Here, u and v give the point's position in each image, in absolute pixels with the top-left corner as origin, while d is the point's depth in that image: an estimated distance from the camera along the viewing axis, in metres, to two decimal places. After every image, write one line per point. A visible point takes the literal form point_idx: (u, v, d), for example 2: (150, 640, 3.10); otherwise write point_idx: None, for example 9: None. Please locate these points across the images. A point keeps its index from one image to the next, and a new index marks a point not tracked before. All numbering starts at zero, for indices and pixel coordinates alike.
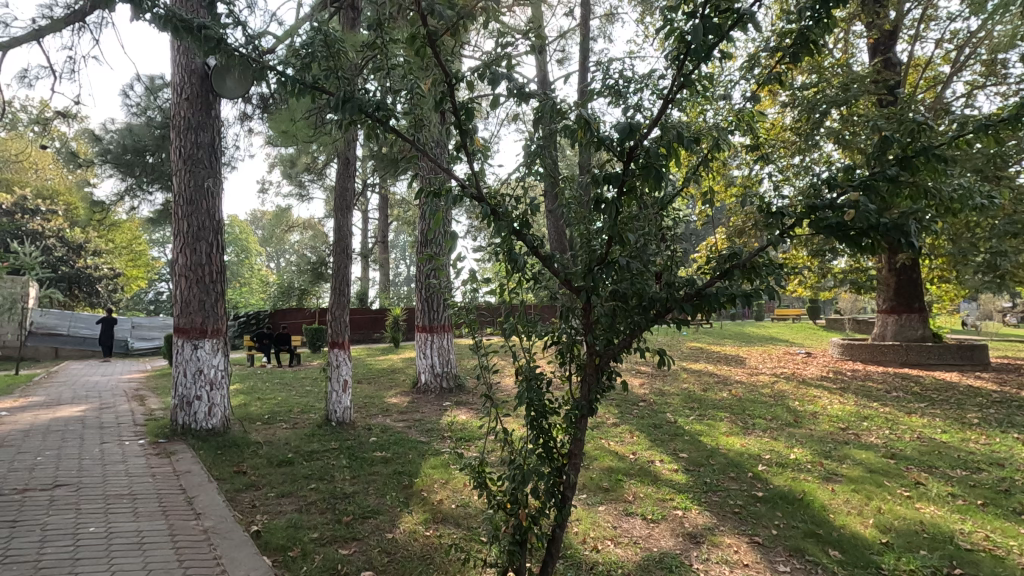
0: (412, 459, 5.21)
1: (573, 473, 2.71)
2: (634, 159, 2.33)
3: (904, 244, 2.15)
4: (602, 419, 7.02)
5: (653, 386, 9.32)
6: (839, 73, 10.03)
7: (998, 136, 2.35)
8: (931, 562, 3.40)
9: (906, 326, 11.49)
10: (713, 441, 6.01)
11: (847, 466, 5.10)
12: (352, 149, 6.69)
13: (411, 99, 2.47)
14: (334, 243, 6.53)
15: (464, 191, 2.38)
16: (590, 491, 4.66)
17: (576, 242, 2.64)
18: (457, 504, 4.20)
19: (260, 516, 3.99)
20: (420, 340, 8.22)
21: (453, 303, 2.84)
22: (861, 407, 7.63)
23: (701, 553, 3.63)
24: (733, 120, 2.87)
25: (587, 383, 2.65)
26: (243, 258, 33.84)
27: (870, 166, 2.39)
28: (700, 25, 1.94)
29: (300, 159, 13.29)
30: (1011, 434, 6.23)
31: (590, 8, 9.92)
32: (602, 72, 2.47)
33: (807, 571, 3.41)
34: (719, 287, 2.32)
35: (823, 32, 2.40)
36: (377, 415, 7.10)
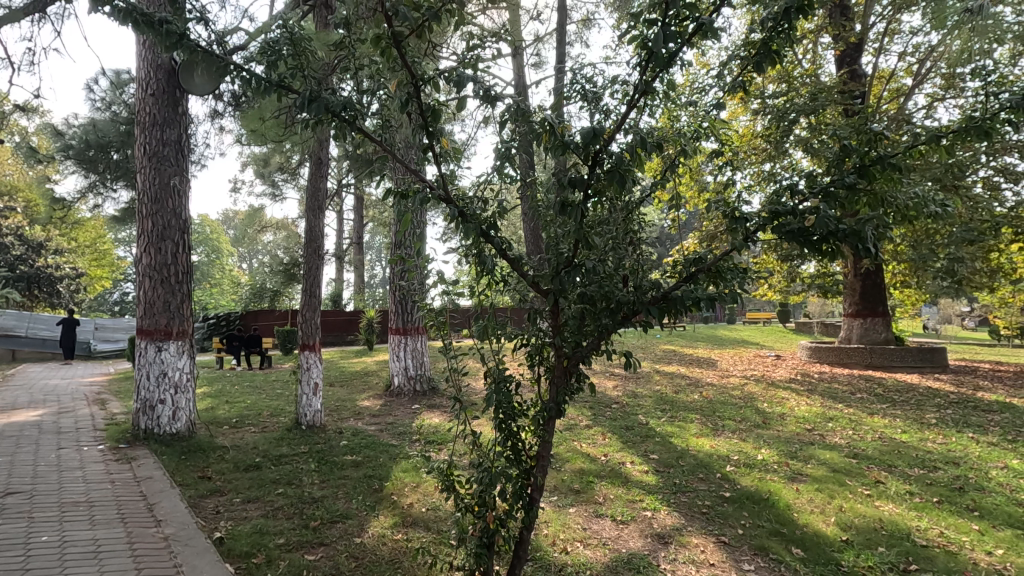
0: (384, 463, 5.16)
1: (541, 475, 2.73)
2: (601, 163, 2.35)
3: (861, 249, 2.21)
4: (576, 421, 7.07)
5: (626, 388, 9.41)
6: (808, 83, 10.31)
7: (952, 146, 2.43)
8: (888, 559, 3.50)
9: (870, 329, 11.83)
10: (683, 443, 6.10)
11: (811, 466, 5.22)
12: (325, 149, 6.62)
13: (379, 100, 2.45)
14: (306, 244, 6.43)
15: (431, 192, 2.37)
16: (562, 492, 4.69)
17: (546, 246, 2.65)
18: (428, 508, 4.17)
19: (223, 522, 3.90)
20: (393, 342, 8.15)
21: (423, 305, 2.82)
22: (827, 408, 7.83)
23: (669, 553, 3.67)
24: (701, 127, 2.93)
25: (556, 385, 2.66)
26: (213, 259, 33.12)
27: (830, 174, 2.46)
28: (663, 32, 1.97)
29: (274, 158, 13.08)
30: (966, 434, 6.46)
31: (567, 13, 10.01)
32: (570, 77, 2.50)
33: (771, 569, 3.48)
34: (685, 291, 2.35)
35: (786, 42, 2.46)
36: (349, 418, 7.01)
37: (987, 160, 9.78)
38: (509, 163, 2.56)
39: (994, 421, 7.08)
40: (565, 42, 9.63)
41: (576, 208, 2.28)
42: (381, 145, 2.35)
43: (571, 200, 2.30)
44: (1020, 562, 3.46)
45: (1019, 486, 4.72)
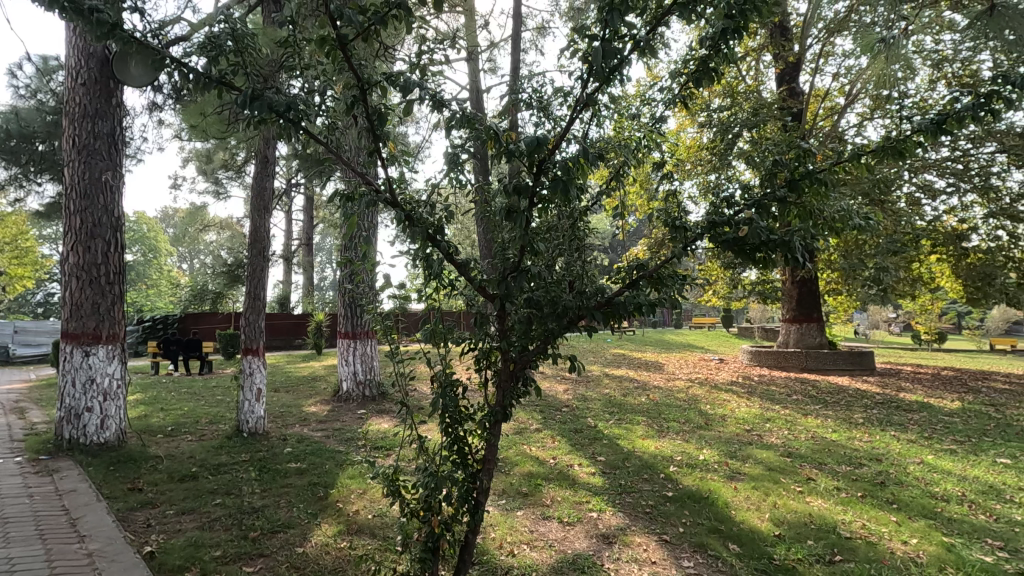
0: (330, 470, 5.04)
1: (487, 478, 2.75)
2: (545, 172, 2.41)
3: (790, 258, 2.36)
4: (525, 425, 7.11)
5: (576, 391, 9.55)
6: (750, 99, 10.81)
7: (870, 164, 2.60)
8: (815, 551, 3.71)
9: (806, 334, 12.47)
10: (630, 445, 6.24)
11: (749, 466, 5.44)
12: (272, 148, 6.43)
13: (325, 101, 2.42)
14: (249, 244, 6.22)
15: (378, 195, 2.35)
16: (510, 496, 4.71)
17: (495, 250, 2.69)
18: (374, 514, 4.11)
19: (155, 536, 3.72)
20: (342, 347, 7.98)
21: (370, 309, 2.77)
22: (765, 410, 8.19)
23: (612, 553, 3.76)
24: (645, 139, 3.05)
25: (502, 389, 2.69)
26: (150, 259, 31.39)
27: (763, 188, 2.61)
28: (600, 48, 2.05)
29: (218, 155, 12.57)
30: (889, 432, 6.91)
31: (522, 21, 10.09)
32: (517, 87, 2.56)
33: (708, 565, 3.62)
34: (628, 296, 2.44)
35: (721, 62, 2.59)
36: (294, 425, 6.81)
37: (909, 176, 10.53)
38: (456, 168, 2.58)
39: (913, 420, 7.60)
40: (520, 49, 9.73)
41: (521, 214, 2.32)
42: (325, 146, 2.32)
43: (516, 206, 2.34)
44: (930, 549, 3.73)
45: (933, 479, 5.10)
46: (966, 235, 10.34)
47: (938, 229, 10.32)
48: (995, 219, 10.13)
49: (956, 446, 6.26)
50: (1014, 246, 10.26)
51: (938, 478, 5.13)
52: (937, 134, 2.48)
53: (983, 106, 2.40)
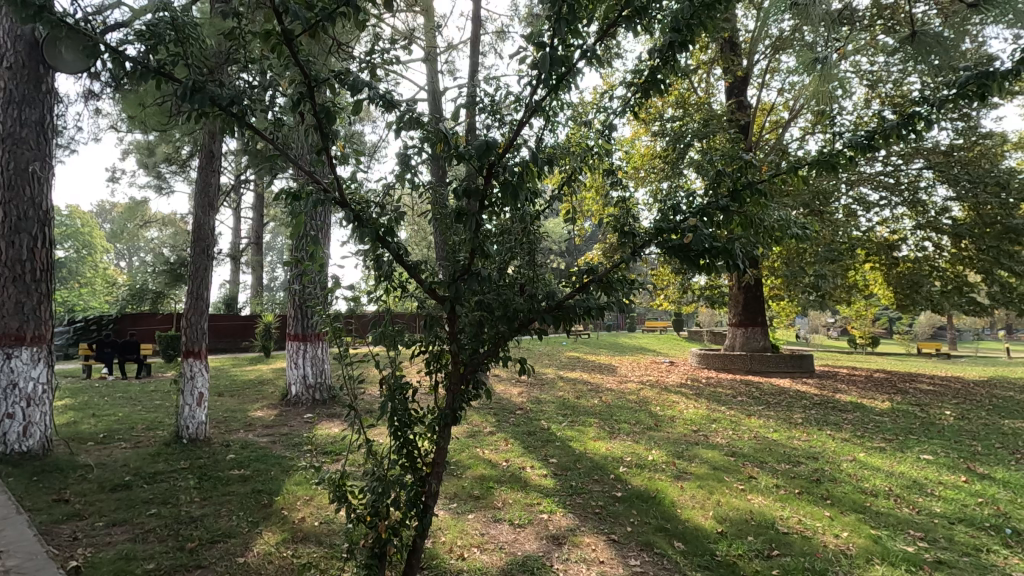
0: (275, 476, 4.88)
1: (436, 482, 2.73)
2: (495, 176, 2.43)
3: (731, 264, 2.46)
4: (479, 428, 7.11)
5: (531, 394, 9.61)
6: (701, 110, 11.19)
7: (805, 177, 2.74)
8: (755, 547, 3.86)
9: (751, 338, 12.97)
10: (582, 446, 6.32)
11: (695, 465, 5.62)
12: (218, 143, 6.19)
13: (270, 97, 2.36)
14: (193, 241, 5.96)
15: (326, 194, 2.30)
16: (461, 499, 4.68)
17: (446, 252, 2.68)
18: (320, 521, 4.00)
19: (81, 550, 3.50)
20: (291, 349, 7.73)
21: (318, 310, 2.70)
22: (711, 411, 8.47)
23: (562, 553, 3.80)
24: (597, 146, 3.12)
25: (452, 392, 2.68)
26: (84, 256, 29.59)
27: (708, 197, 2.70)
28: (548, 55, 2.10)
29: (160, 148, 11.99)
30: (825, 432, 7.27)
31: (481, 23, 10.10)
32: (469, 91, 2.57)
33: (654, 563, 3.70)
34: (578, 300, 2.48)
35: (668, 74, 2.68)
36: (238, 430, 6.55)
37: (845, 189, 11.15)
38: (408, 170, 2.57)
39: (847, 419, 8.02)
40: (479, 51, 9.73)
41: (471, 218, 2.33)
42: (271, 143, 2.25)
43: (467, 209, 2.35)
44: (859, 542, 3.94)
45: (863, 476, 5.39)
46: (896, 246, 11.01)
47: (872, 239, 10.96)
48: (922, 231, 10.83)
49: (885, 444, 6.65)
50: (939, 257, 11.00)
51: (868, 474, 5.44)
52: (866, 149, 2.64)
53: (907, 125, 2.57)
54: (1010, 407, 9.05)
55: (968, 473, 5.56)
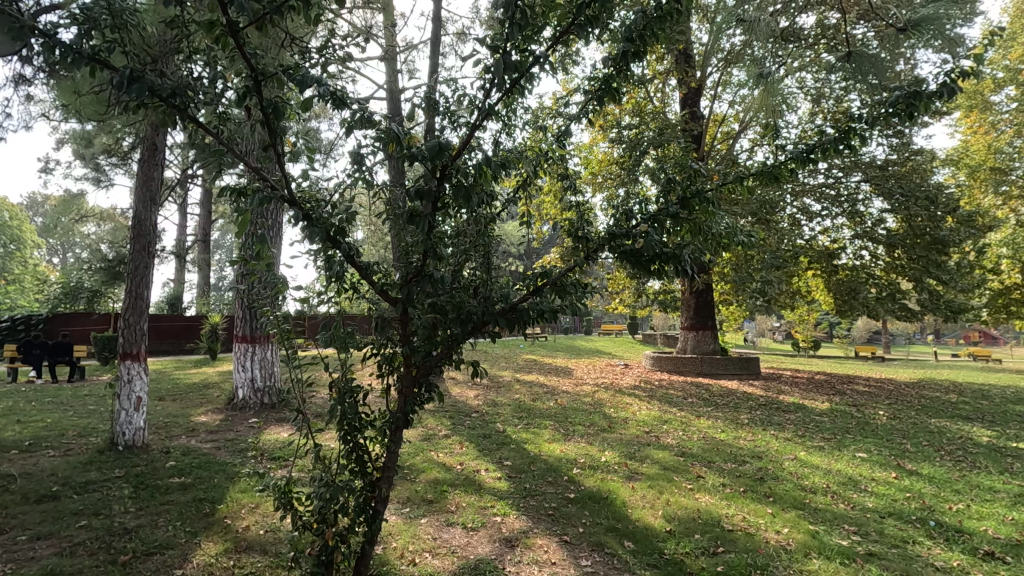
0: (219, 484, 4.68)
1: (386, 486, 2.70)
2: (448, 178, 2.42)
3: (680, 269, 2.54)
4: (434, 431, 7.04)
5: (487, 396, 9.60)
6: (657, 119, 11.47)
7: (749, 187, 2.85)
8: (701, 544, 3.97)
9: (702, 341, 13.37)
10: (536, 449, 6.36)
11: (646, 466, 5.73)
12: (161, 135, 5.88)
13: (215, 90, 2.27)
14: (132, 238, 5.64)
15: (274, 192, 2.23)
16: (414, 504, 4.62)
17: (399, 254, 2.66)
18: (266, 529, 3.88)
19: (0, 567, 3.26)
20: (239, 351, 7.45)
21: (266, 311, 2.61)
22: (663, 412, 8.68)
23: (515, 556, 3.80)
24: (553, 151, 3.16)
25: (404, 396, 2.64)
26: (11, 251, 27.66)
27: (659, 203, 2.77)
28: (501, 62, 2.12)
29: (98, 138, 11.34)
30: (770, 431, 7.57)
31: (441, 24, 10.03)
32: (424, 91, 2.55)
33: (605, 563, 3.76)
34: (531, 303, 2.50)
35: (621, 82, 2.72)
36: (180, 436, 6.25)
37: (790, 199, 11.67)
38: (360, 169, 2.53)
39: (790, 419, 8.39)
40: (439, 52, 9.69)
41: (424, 219, 2.31)
42: (215, 137, 2.16)
43: (420, 211, 2.34)
44: (798, 537, 4.11)
45: (804, 474, 5.63)
46: (836, 254, 11.58)
47: (813, 248, 11.50)
48: (860, 241, 11.44)
49: (823, 442, 6.98)
50: (874, 265, 11.60)
51: (807, 472, 5.69)
52: (807, 161, 2.77)
53: (844, 140, 2.74)
54: (937, 407, 9.65)
55: (898, 469, 5.90)
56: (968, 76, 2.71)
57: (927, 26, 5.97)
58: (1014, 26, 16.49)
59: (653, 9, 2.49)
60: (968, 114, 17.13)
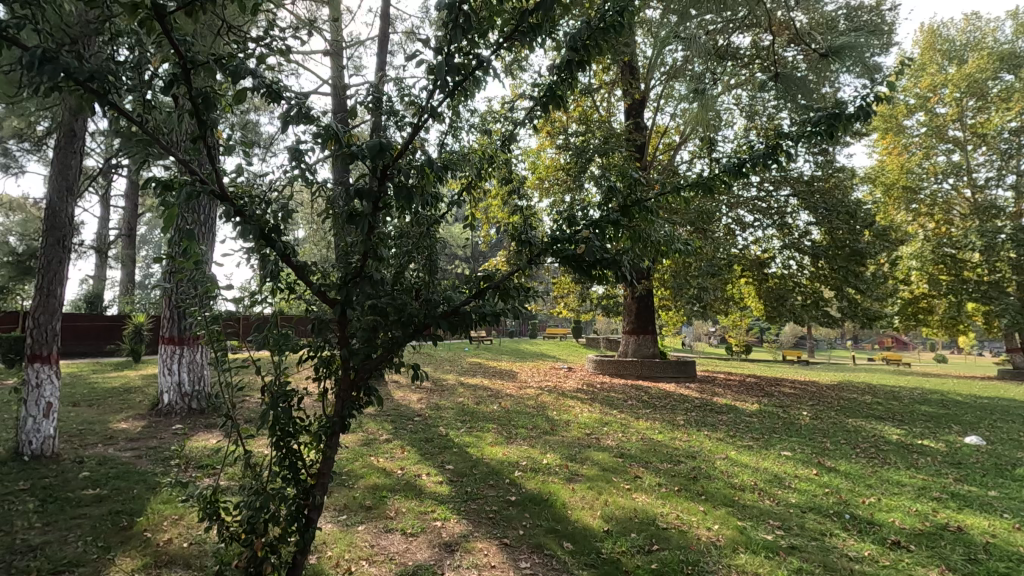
0: (139, 495, 4.40)
1: (321, 494, 2.62)
2: (389, 179, 2.37)
3: (620, 275, 2.60)
4: (375, 435, 6.88)
5: (430, 400, 9.50)
6: (602, 128, 11.76)
7: (686, 198, 2.95)
8: (637, 543, 4.08)
9: (642, 345, 13.76)
10: (479, 452, 6.34)
11: (586, 467, 5.85)
12: (81, 122, 5.47)
13: (140, 77, 2.13)
14: (45, 231, 5.18)
15: (203, 187, 2.10)
16: (351, 511, 4.50)
17: (339, 256, 2.58)
18: (190, 542, 3.67)
19: None
20: (164, 354, 7.03)
21: (193, 312, 2.47)
22: (604, 415, 8.87)
23: (455, 561, 3.78)
24: (499, 155, 3.17)
25: (340, 401, 2.56)
26: None
27: (601, 209, 2.82)
28: (444, 64, 2.12)
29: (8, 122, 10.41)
30: (704, 432, 7.88)
31: (390, 21, 9.87)
32: (367, 90, 2.50)
33: (543, 565, 3.79)
34: (473, 306, 2.47)
35: (566, 89, 2.76)
36: (96, 445, 5.83)
37: (725, 210, 12.24)
38: (300, 166, 2.43)
39: (722, 420, 8.78)
40: (387, 50, 9.55)
41: (364, 219, 2.26)
42: (139, 126, 2.02)
43: (359, 211, 2.28)
44: (727, 533, 4.30)
45: (733, 472, 5.90)
46: (766, 263, 12.18)
47: (746, 257, 12.10)
48: (788, 251, 12.13)
49: (752, 442, 7.35)
50: (800, 274, 12.29)
51: (737, 470, 5.96)
52: (738, 175, 2.91)
53: (772, 156, 2.89)
54: (854, 408, 10.36)
55: (819, 466, 6.28)
56: (883, 101, 2.92)
57: (848, 52, 6.41)
58: (924, 58, 18.04)
59: (597, 20, 2.54)
60: (884, 136, 18.55)
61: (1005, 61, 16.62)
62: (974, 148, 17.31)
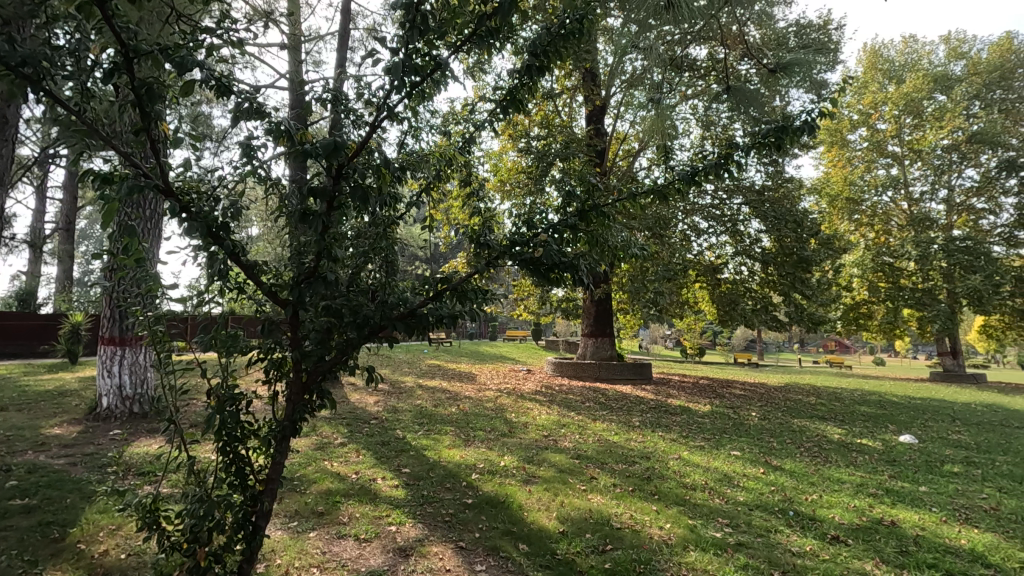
0: (72, 505, 4.15)
1: (269, 500, 2.54)
2: (344, 178, 2.34)
3: (577, 279, 2.63)
4: (329, 439, 6.73)
5: (387, 403, 9.36)
6: (563, 133, 11.91)
7: (642, 205, 3.01)
8: (591, 543, 4.13)
9: (600, 347, 13.97)
10: (435, 455, 6.29)
11: (543, 469, 5.89)
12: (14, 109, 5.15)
13: (79, 63, 2.03)
14: None
15: (147, 182, 2.01)
16: (302, 517, 4.38)
17: (292, 255, 2.52)
18: (128, 553, 3.50)
19: None
20: (103, 355, 6.68)
21: (135, 312, 2.36)
22: (561, 417, 8.94)
23: (408, 566, 3.73)
24: (459, 156, 3.17)
25: (290, 404, 2.50)
26: None
27: (560, 214, 2.85)
28: (401, 63, 2.11)
29: None
30: (657, 433, 8.06)
31: (351, 16, 9.70)
32: (324, 87, 2.46)
33: (499, 567, 3.79)
34: (431, 308, 2.44)
35: (526, 93, 2.77)
36: (24, 452, 5.46)
37: (682, 216, 12.58)
38: (252, 162, 2.36)
39: (676, 421, 9.00)
40: (347, 46, 9.40)
41: (318, 219, 2.21)
42: (77, 116, 1.92)
43: (313, 209, 2.23)
44: (679, 532, 4.41)
45: (685, 472, 6.06)
46: (720, 268, 12.57)
47: (700, 262, 12.47)
48: (740, 257, 12.56)
49: (703, 442, 7.57)
50: (751, 279, 12.73)
51: (689, 470, 6.12)
52: (691, 184, 2.99)
53: (724, 165, 2.97)
54: (800, 409, 10.80)
55: (765, 465, 6.51)
56: (827, 117, 3.05)
57: (796, 69, 6.69)
58: (866, 76, 19.06)
59: (557, 27, 2.58)
60: (830, 150, 19.48)
61: (938, 82, 17.74)
62: (910, 163, 18.36)
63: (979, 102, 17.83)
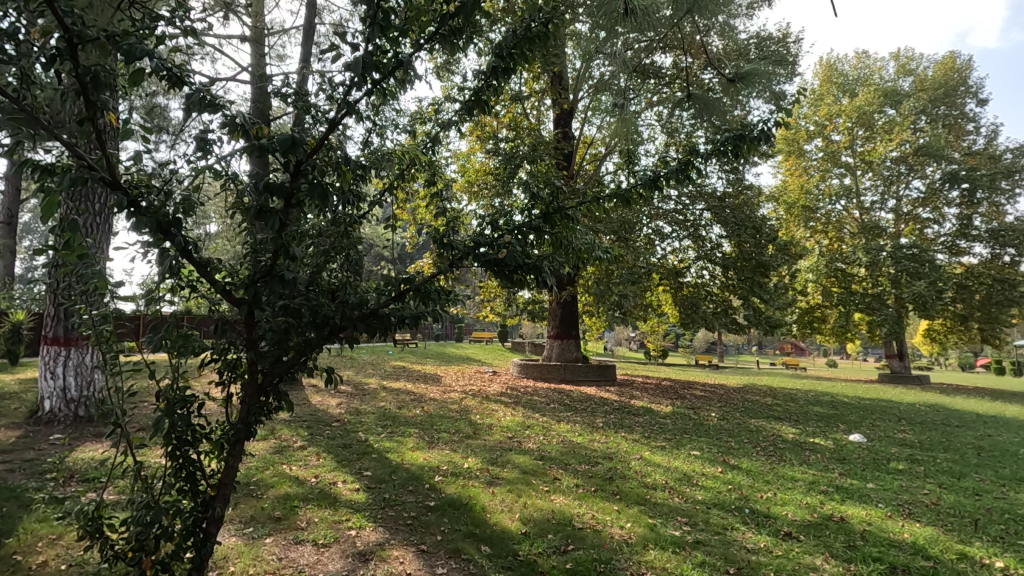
0: (8, 514, 3.92)
1: (221, 505, 2.46)
2: (302, 175, 2.28)
3: (540, 280, 2.64)
4: (288, 442, 6.58)
5: (350, 405, 9.19)
6: (531, 135, 11.98)
7: (605, 207, 3.04)
8: (553, 544, 4.15)
9: (566, 349, 14.08)
10: (398, 457, 6.21)
11: (507, 470, 5.89)
12: None
13: (20, 47, 1.92)
14: None
15: (92, 174, 1.92)
16: (258, 523, 4.26)
17: (249, 253, 2.44)
18: (69, 564, 3.33)
19: None
20: (46, 356, 6.35)
21: (80, 309, 2.25)
22: (526, 418, 8.95)
23: (368, 570, 3.67)
24: (423, 155, 3.14)
25: (245, 406, 2.43)
26: None
27: (525, 215, 2.85)
28: (361, 59, 2.07)
29: None
30: (620, 434, 8.16)
31: (317, 11, 9.50)
32: (284, 82, 2.40)
33: (460, 570, 3.77)
34: (392, 309, 2.40)
35: (492, 94, 2.76)
36: None
37: (646, 221, 12.81)
38: (207, 157, 2.28)
39: (638, 422, 9.14)
40: (312, 40, 9.21)
41: (275, 216, 2.15)
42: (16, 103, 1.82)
43: (270, 207, 2.17)
44: (639, 531, 4.47)
45: (646, 472, 6.16)
46: (682, 272, 12.85)
47: (663, 266, 12.71)
48: (701, 261, 12.87)
49: (664, 442, 7.71)
50: (712, 283, 13.06)
51: (650, 470, 6.23)
52: (652, 188, 3.04)
53: (685, 171, 3.04)
54: (757, 410, 11.12)
55: (724, 464, 6.68)
56: (784, 126, 3.15)
57: (756, 79, 6.86)
58: (822, 89, 19.84)
59: (523, 30, 2.58)
60: (788, 159, 20.18)
61: (888, 97, 18.61)
62: (862, 173, 19.17)
63: (925, 117, 18.77)
